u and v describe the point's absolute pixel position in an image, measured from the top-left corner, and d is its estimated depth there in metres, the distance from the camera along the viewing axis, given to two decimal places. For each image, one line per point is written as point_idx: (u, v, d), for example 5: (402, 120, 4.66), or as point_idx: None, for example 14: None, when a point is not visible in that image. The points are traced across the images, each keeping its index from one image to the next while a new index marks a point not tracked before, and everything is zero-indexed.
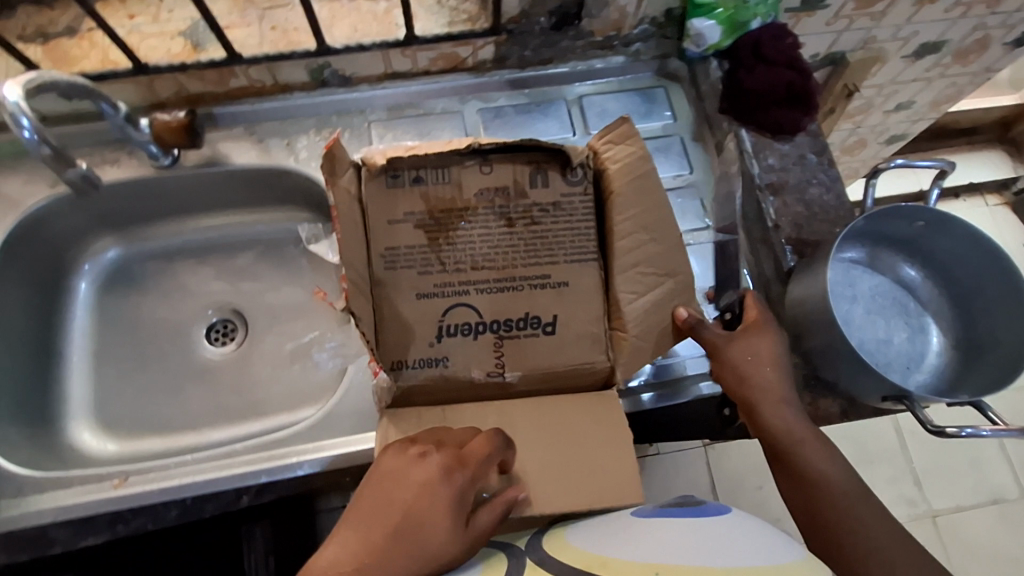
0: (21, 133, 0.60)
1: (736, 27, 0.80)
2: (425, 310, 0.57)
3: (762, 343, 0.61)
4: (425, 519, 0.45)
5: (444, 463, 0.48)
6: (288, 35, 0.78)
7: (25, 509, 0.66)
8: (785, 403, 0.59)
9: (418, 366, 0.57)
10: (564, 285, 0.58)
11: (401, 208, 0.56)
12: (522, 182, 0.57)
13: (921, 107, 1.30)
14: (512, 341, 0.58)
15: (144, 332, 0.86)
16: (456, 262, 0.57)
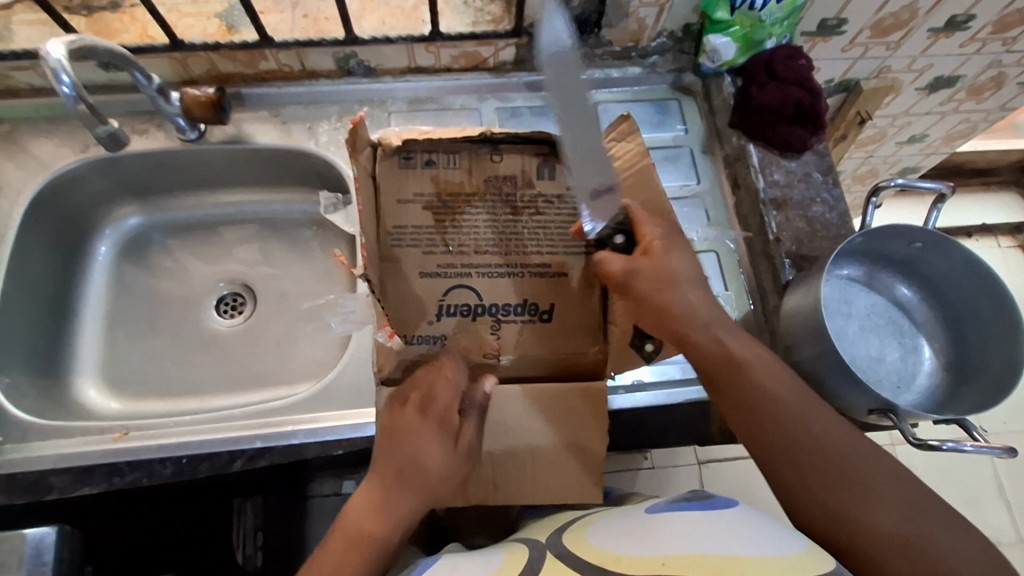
0: (60, 89, 0.63)
1: (751, 44, 0.83)
2: (428, 289, 0.59)
3: (677, 261, 0.61)
4: (419, 457, 0.58)
5: (417, 407, 0.58)
6: (319, 23, 0.82)
7: (28, 454, 0.68)
8: (709, 325, 0.61)
9: (417, 343, 0.59)
10: (563, 275, 0.60)
11: (412, 189, 0.59)
12: (529, 172, 0.59)
13: (934, 142, 1.32)
14: (510, 326, 0.60)
15: (158, 298, 0.89)
16: (460, 245, 0.59)
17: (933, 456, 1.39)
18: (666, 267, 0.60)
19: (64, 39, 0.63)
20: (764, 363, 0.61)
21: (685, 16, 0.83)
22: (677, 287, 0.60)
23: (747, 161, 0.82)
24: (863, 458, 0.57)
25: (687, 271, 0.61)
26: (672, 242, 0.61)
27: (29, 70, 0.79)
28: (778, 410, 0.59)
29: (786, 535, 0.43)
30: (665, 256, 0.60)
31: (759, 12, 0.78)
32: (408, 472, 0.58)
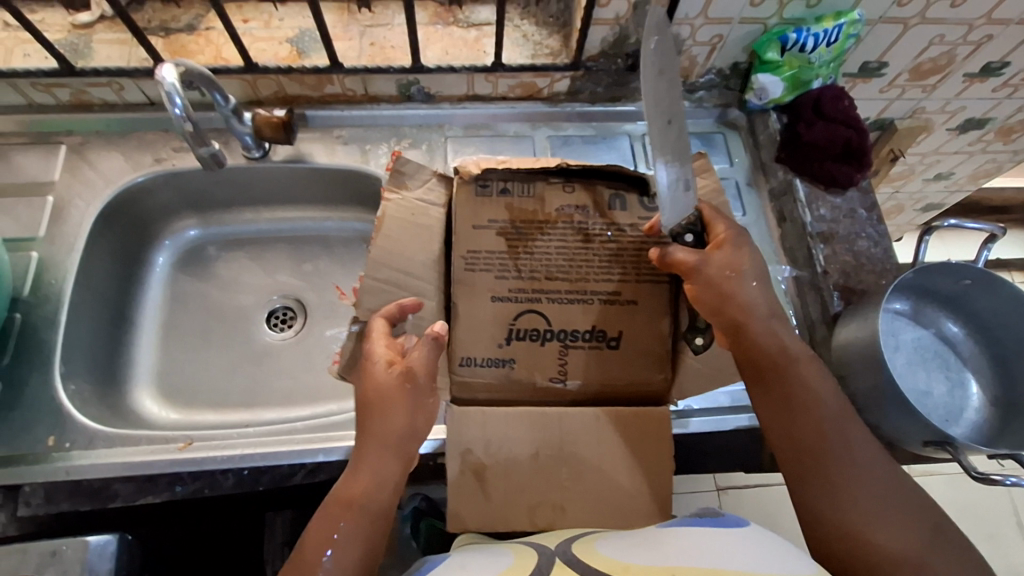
0: (173, 110, 0.66)
1: (799, 84, 0.87)
2: (499, 313, 0.61)
3: (746, 257, 0.62)
4: (375, 404, 0.58)
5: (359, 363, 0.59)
6: (385, 52, 0.85)
7: (91, 461, 0.68)
8: (769, 321, 0.61)
9: (485, 364, 0.61)
10: (632, 303, 0.62)
11: (486, 215, 0.61)
12: (601, 203, 0.62)
13: (959, 180, 1.35)
14: (577, 351, 0.62)
15: (213, 309, 0.91)
16: (532, 271, 0.61)
17: (954, 487, 1.40)
18: (732, 259, 0.61)
19: (176, 64, 0.66)
20: (814, 366, 0.61)
21: (735, 55, 0.86)
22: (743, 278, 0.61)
23: (794, 196, 0.84)
24: (886, 473, 0.57)
25: (753, 266, 0.62)
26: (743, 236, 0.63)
27: (106, 87, 0.82)
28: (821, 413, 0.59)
29: (794, 558, 0.43)
30: (731, 248, 0.61)
31: (810, 54, 0.82)
32: (371, 424, 0.58)
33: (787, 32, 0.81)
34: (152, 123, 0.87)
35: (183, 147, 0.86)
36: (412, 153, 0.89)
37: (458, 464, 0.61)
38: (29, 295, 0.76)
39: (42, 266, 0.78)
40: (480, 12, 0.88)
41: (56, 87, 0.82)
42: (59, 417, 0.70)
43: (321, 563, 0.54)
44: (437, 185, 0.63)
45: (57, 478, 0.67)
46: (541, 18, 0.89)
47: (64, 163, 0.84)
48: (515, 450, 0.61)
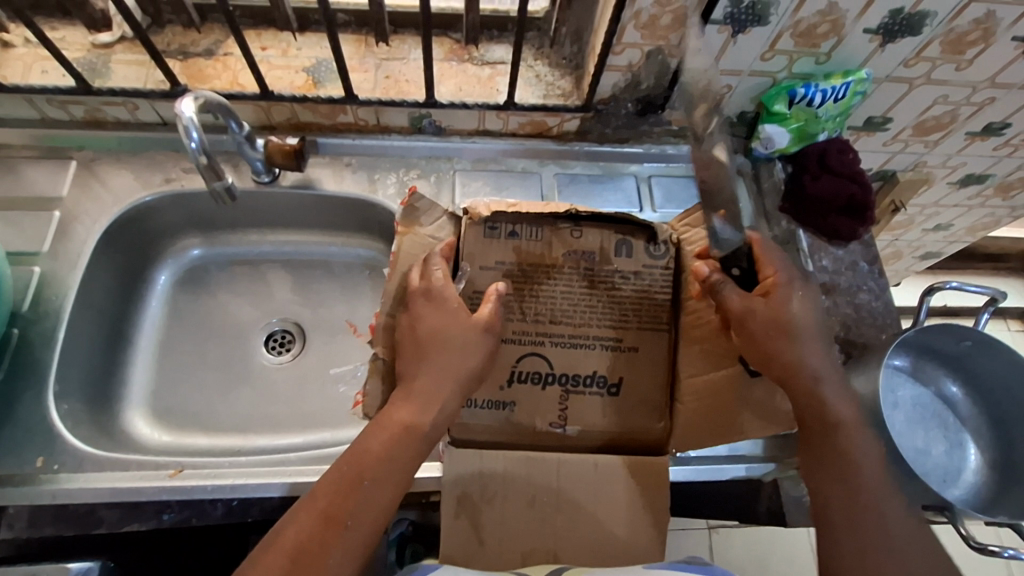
0: (188, 144, 0.66)
1: (804, 136, 0.88)
2: (502, 355, 0.61)
3: (801, 306, 0.58)
4: (448, 340, 0.57)
5: (426, 301, 0.58)
6: (399, 85, 0.86)
7: (76, 486, 0.67)
8: (833, 386, 0.57)
9: (485, 406, 0.61)
10: (633, 350, 0.62)
11: (494, 257, 0.62)
12: (607, 249, 0.62)
13: (958, 231, 1.37)
14: (577, 397, 0.61)
15: (211, 329, 0.91)
16: (537, 314, 0.61)
17: (945, 537, 1.38)
18: (777, 306, 0.57)
19: (195, 98, 0.68)
20: (861, 432, 0.57)
21: (743, 104, 0.88)
22: (807, 338, 0.57)
23: (796, 245, 0.86)
24: (914, 540, 0.54)
25: (809, 317, 0.58)
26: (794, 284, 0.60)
27: (120, 106, 0.83)
28: (868, 483, 0.56)
29: None
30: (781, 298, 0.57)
31: (817, 108, 0.84)
32: (439, 358, 0.56)
33: (796, 87, 0.83)
34: (163, 143, 0.87)
35: (192, 168, 0.87)
36: (420, 184, 0.90)
37: (452, 507, 0.60)
38: (28, 311, 0.76)
39: (43, 281, 0.78)
40: (495, 51, 0.89)
41: (71, 104, 0.82)
42: (50, 437, 0.69)
43: (370, 480, 0.53)
44: (447, 224, 0.65)
45: (43, 501, 0.66)
46: (555, 59, 0.90)
47: (74, 179, 0.85)
48: (511, 493, 0.60)
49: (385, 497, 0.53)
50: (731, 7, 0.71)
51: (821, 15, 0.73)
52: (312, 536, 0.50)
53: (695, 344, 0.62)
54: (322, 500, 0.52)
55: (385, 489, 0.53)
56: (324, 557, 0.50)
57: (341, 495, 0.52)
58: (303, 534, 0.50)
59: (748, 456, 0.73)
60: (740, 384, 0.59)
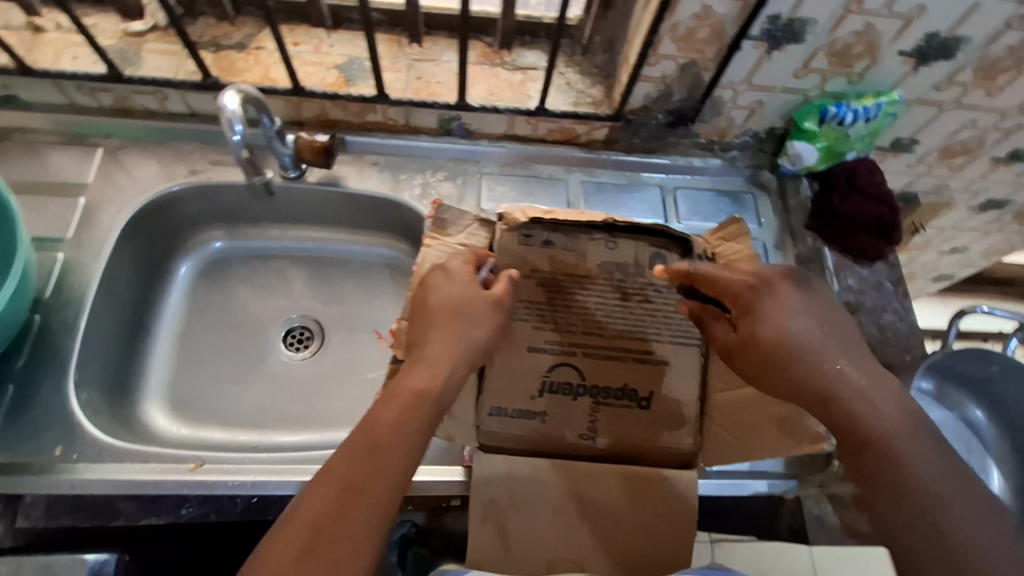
0: (231, 137, 0.67)
1: (833, 154, 0.88)
2: (534, 364, 0.60)
3: (782, 322, 0.56)
4: (462, 312, 0.56)
5: (442, 278, 0.58)
6: (431, 86, 0.86)
7: (95, 476, 0.66)
8: (871, 392, 0.55)
9: (516, 416, 0.60)
10: (664, 364, 0.61)
11: (529, 266, 0.61)
12: (641, 261, 0.61)
13: (973, 255, 1.37)
14: (607, 409, 0.61)
15: (230, 323, 0.90)
16: (569, 325, 0.61)
17: None
18: (743, 337, 0.56)
19: (238, 91, 0.67)
20: (915, 438, 0.53)
21: (772, 121, 0.88)
22: (812, 348, 0.55)
23: (822, 264, 0.86)
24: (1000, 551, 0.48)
25: (803, 330, 0.56)
26: (764, 292, 0.57)
27: (150, 95, 0.83)
28: (944, 491, 0.51)
29: None
30: (747, 325, 0.56)
31: (847, 128, 0.84)
32: (452, 328, 0.55)
33: (827, 106, 0.83)
34: (191, 134, 0.87)
35: (219, 160, 0.86)
36: (447, 186, 0.89)
37: (479, 514, 0.60)
38: (50, 298, 0.75)
39: (65, 268, 0.77)
40: (527, 56, 0.89)
41: (101, 91, 0.82)
42: (68, 426, 0.69)
43: (386, 448, 0.51)
44: (478, 230, 0.63)
45: (62, 491, 0.65)
46: (586, 67, 0.90)
47: (100, 166, 0.84)
48: (539, 502, 0.61)
49: (400, 467, 0.51)
50: (769, 24, 0.71)
51: (858, 36, 0.73)
52: (331, 506, 0.48)
53: (725, 358, 0.62)
54: (339, 471, 0.50)
55: (401, 455, 0.51)
56: (342, 526, 0.48)
57: (359, 464, 0.50)
58: (323, 505, 0.48)
59: (769, 472, 0.75)
60: (770, 402, 0.59)
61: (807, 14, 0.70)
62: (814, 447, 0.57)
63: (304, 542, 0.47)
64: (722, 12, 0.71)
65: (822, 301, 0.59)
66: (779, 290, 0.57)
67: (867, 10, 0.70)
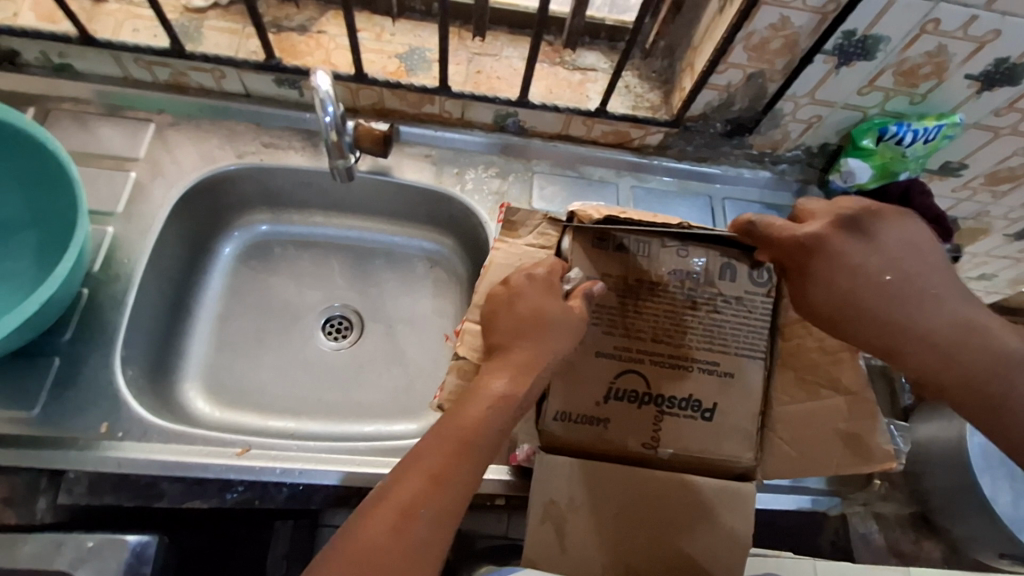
0: (323, 117, 0.69)
1: (887, 173, 0.88)
2: (601, 370, 0.60)
3: (849, 271, 0.53)
4: (549, 326, 0.54)
5: (529, 287, 0.56)
6: (491, 81, 0.86)
7: (141, 456, 0.65)
8: (964, 325, 0.52)
9: (580, 422, 0.60)
10: (730, 376, 0.60)
11: (601, 270, 0.60)
12: (712, 271, 0.60)
13: (1000, 282, 1.37)
14: (672, 419, 0.60)
15: (270, 307, 0.89)
16: (638, 331, 0.60)
17: None
18: (796, 300, 0.55)
19: (328, 72, 0.68)
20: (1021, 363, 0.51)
21: (827, 137, 0.88)
22: (880, 298, 0.53)
23: None
24: None
25: (879, 276, 0.53)
26: (816, 250, 0.53)
27: (208, 72, 0.82)
28: None
29: None
30: (799, 288, 0.55)
31: (906, 148, 0.84)
32: (535, 338, 0.53)
33: (888, 125, 0.83)
34: (244, 115, 0.86)
35: (271, 143, 0.85)
36: (498, 182, 0.89)
37: (540, 514, 0.59)
38: (99, 272, 0.74)
39: (115, 243, 0.76)
40: (587, 57, 0.89)
41: (158, 65, 0.81)
42: (115, 403, 0.68)
43: (474, 445, 0.49)
44: (548, 230, 0.61)
45: (107, 468, 0.64)
46: (644, 72, 0.90)
47: (151, 142, 0.83)
48: (598, 505, 0.59)
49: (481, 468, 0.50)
50: (843, 39, 0.72)
51: (928, 57, 0.73)
52: (421, 493, 0.47)
53: (792, 371, 0.61)
54: (424, 462, 0.48)
55: (485, 453, 0.50)
56: (432, 515, 0.47)
57: (450, 453, 0.49)
58: (410, 494, 0.47)
59: (811, 488, 0.75)
60: (839, 418, 0.58)
61: (882, 32, 0.71)
62: (883, 466, 0.56)
63: (390, 532, 0.45)
64: (799, 24, 0.71)
65: (888, 240, 0.54)
66: (831, 244, 0.53)
67: (942, 31, 0.70)
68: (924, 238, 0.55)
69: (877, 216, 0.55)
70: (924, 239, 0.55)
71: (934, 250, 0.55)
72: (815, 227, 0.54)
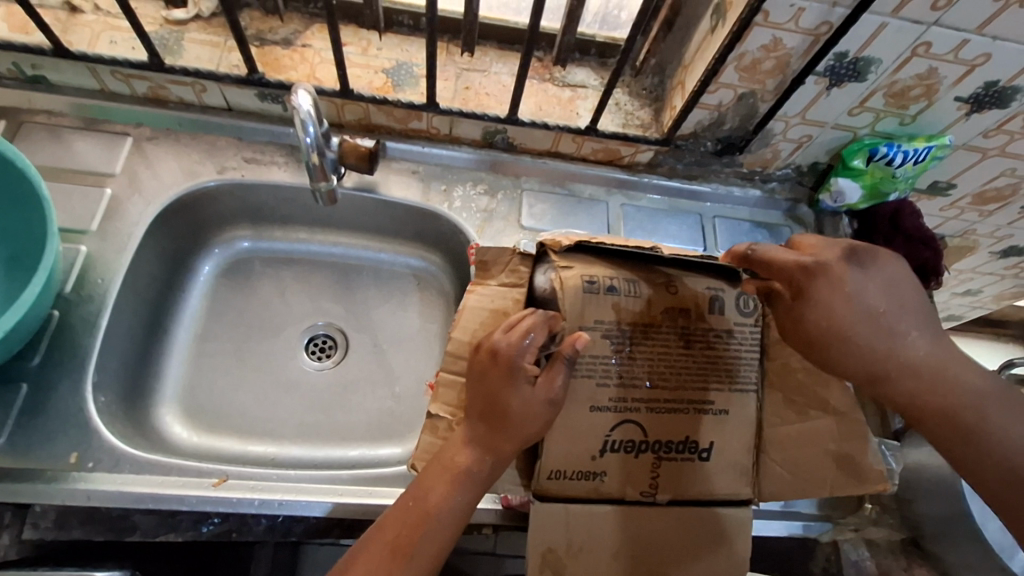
0: (304, 138, 0.67)
1: (876, 194, 0.89)
2: (596, 424, 0.56)
3: (832, 297, 0.50)
4: (511, 406, 0.52)
5: (494, 363, 0.53)
6: (479, 98, 0.84)
7: (111, 487, 0.62)
8: (938, 360, 0.51)
9: (577, 478, 0.57)
10: (724, 413, 0.59)
11: (594, 316, 0.55)
12: (702, 306, 0.58)
13: (985, 297, 1.39)
14: (669, 465, 0.58)
15: (250, 328, 0.87)
16: (631, 377, 0.57)
17: None
18: (789, 326, 0.53)
19: (310, 91, 0.66)
20: (993, 399, 0.51)
21: (817, 156, 0.88)
22: (872, 327, 0.50)
23: None
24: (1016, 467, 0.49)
25: (861, 307, 0.50)
26: (817, 279, 0.51)
27: (188, 86, 0.79)
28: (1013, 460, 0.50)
29: None
30: (796, 311, 0.52)
31: (895, 168, 0.84)
32: (497, 421, 0.52)
33: (878, 145, 0.83)
34: (225, 129, 0.84)
35: (254, 158, 0.83)
36: (486, 200, 0.87)
37: (538, 564, 0.57)
38: (71, 293, 0.71)
39: (89, 261, 0.73)
40: (577, 74, 0.88)
41: (136, 79, 0.78)
42: (85, 432, 0.65)
43: (431, 519, 0.53)
44: (519, 267, 0.58)
45: (76, 501, 0.61)
46: (635, 89, 0.89)
47: (129, 156, 0.80)
48: (598, 545, 0.58)
49: (440, 539, 0.53)
50: (835, 61, 0.71)
51: (919, 79, 0.73)
52: (381, 564, 0.51)
53: (780, 393, 0.60)
54: (387, 533, 0.53)
55: (445, 527, 0.53)
56: None
57: (407, 527, 0.52)
58: (374, 563, 0.51)
59: (803, 514, 0.74)
60: (829, 439, 0.58)
61: (873, 54, 0.70)
62: (878, 486, 0.57)
63: None
64: (791, 46, 0.71)
65: (887, 274, 0.52)
66: (828, 275, 0.50)
67: (932, 54, 0.70)
68: (905, 280, 0.52)
69: (869, 251, 0.52)
70: (906, 279, 0.52)
71: (914, 291, 0.52)
72: (817, 258, 0.51)
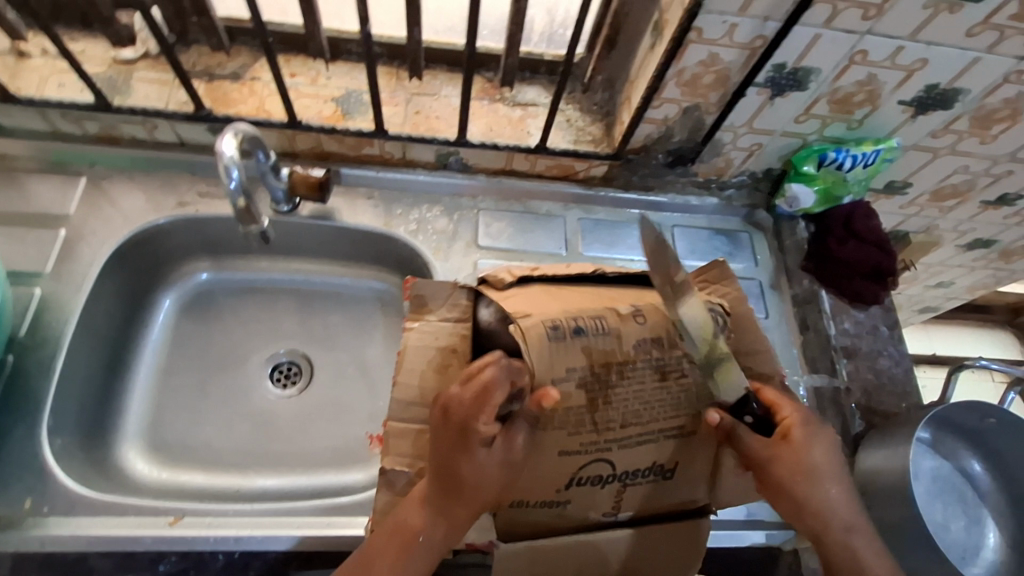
0: (227, 182, 0.66)
1: (830, 198, 0.89)
2: (564, 466, 0.54)
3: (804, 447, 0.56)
4: (461, 473, 0.52)
5: (449, 428, 0.51)
6: (429, 121, 0.85)
7: (66, 531, 0.62)
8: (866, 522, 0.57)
9: (541, 505, 0.57)
10: (693, 435, 0.56)
11: (566, 365, 0.51)
12: (676, 333, 0.54)
13: (958, 289, 1.40)
14: (635, 490, 0.57)
15: (214, 364, 0.87)
16: (605, 421, 0.53)
17: None
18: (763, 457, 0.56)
19: (236, 135, 0.66)
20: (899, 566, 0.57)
21: (770, 163, 0.89)
22: (824, 477, 0.56)
23: (819, 306, 0.87)
24: None
25: (827, 461, 0.57)
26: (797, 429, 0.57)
27: (138, 124, 0.80)
28: None
29: None
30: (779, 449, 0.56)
31: (845, 172, 0.85)
32: (450, 487, 0.52)
33: (827, 151, 0.84)
34: (178, 164, 0.84)
35: (208, 192, 0.84)
36: (443, 222, 0.87)
37: None
38: (25, 336, 0.72)
39: (43, 303, 0.74)
40: (527, 92, 0.89)
41: (85, 120, 0.79)
42: (39, 476, 0.65)
43: None
44: (460, 299, 0.59)
45: (30, 548, 0.62)
46: (586, 105, 0.89)
47: (83, 196, 0.81)
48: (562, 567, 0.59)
49: None
50: (774, 72, 0.72)
51: (859, 85, 0.74)
52: None
53: None
54: None
55: None
56: None
57: None
58: None
59: (765, 521, 0.75)
60: None
61: (811, 64, 0.71)
62: None
63: None
64: (728, 60, 0.71)
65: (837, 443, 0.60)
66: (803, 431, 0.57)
67: (870, 61, 0.70)
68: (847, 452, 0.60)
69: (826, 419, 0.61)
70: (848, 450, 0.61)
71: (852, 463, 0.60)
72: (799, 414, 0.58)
